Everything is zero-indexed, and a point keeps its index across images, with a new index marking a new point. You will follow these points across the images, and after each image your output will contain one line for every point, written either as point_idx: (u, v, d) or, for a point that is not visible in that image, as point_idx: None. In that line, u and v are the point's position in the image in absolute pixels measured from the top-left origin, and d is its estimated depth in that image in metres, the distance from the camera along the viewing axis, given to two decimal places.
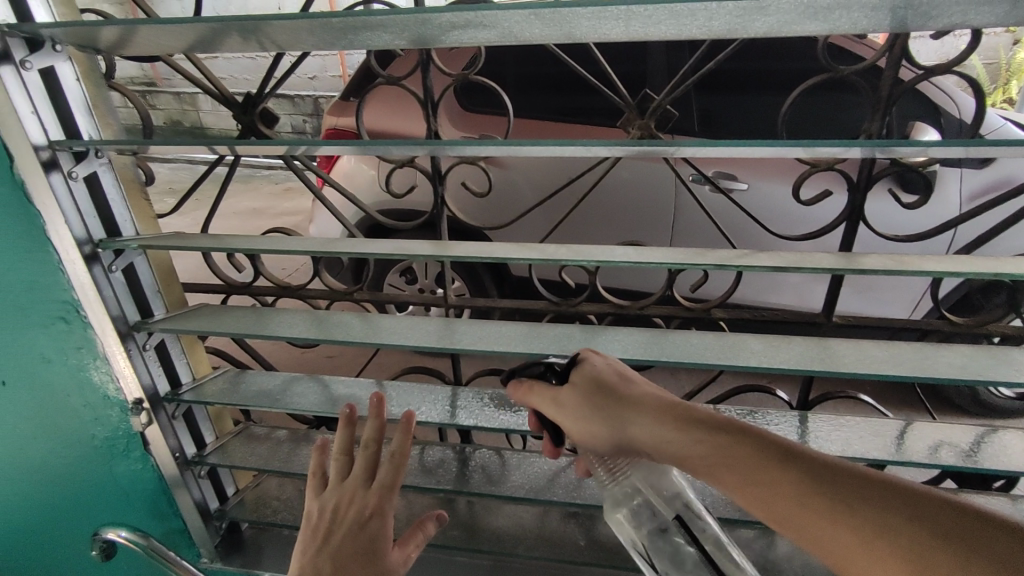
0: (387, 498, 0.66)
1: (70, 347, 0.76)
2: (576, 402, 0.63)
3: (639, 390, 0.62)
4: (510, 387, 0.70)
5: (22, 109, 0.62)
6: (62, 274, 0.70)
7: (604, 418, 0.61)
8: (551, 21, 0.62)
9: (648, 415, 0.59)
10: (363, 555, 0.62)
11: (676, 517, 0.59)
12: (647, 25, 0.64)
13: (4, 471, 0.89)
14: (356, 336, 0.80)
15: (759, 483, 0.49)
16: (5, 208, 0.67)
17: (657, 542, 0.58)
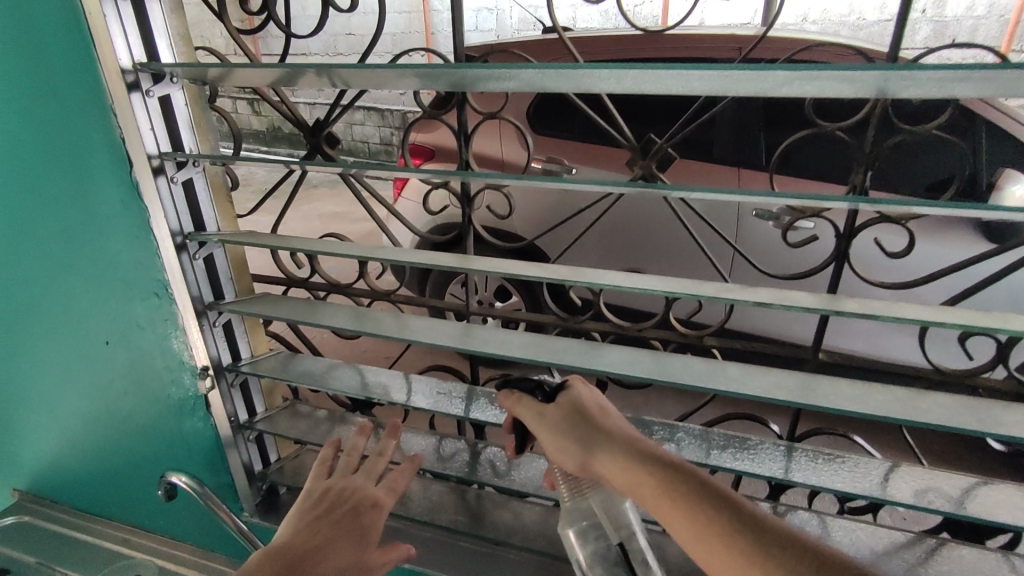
0: (387, 497, 0.90)
1: (161, 319, 0.93)
2: (560, 425, 0.80)
3: (610, 423, 0.80)
4: (502, 394, 0.86)
5: (143, 126, 0.80)
6: (159, 260, 0.88)
7: (576, 439, 0.79)
8: (566, 78, 0.72)
9: (613, 442, 0.76)
10: (356, 533, 0.83)
11: (620, 544, 0.79)
12: (641, 84, 0.70)
13: (101, 415, 1.09)
14: (389, 331, 0.93)
15: (696, 515, 0.66)
16: (124, 202, 0.85)
17: (599, 559, 0.79)
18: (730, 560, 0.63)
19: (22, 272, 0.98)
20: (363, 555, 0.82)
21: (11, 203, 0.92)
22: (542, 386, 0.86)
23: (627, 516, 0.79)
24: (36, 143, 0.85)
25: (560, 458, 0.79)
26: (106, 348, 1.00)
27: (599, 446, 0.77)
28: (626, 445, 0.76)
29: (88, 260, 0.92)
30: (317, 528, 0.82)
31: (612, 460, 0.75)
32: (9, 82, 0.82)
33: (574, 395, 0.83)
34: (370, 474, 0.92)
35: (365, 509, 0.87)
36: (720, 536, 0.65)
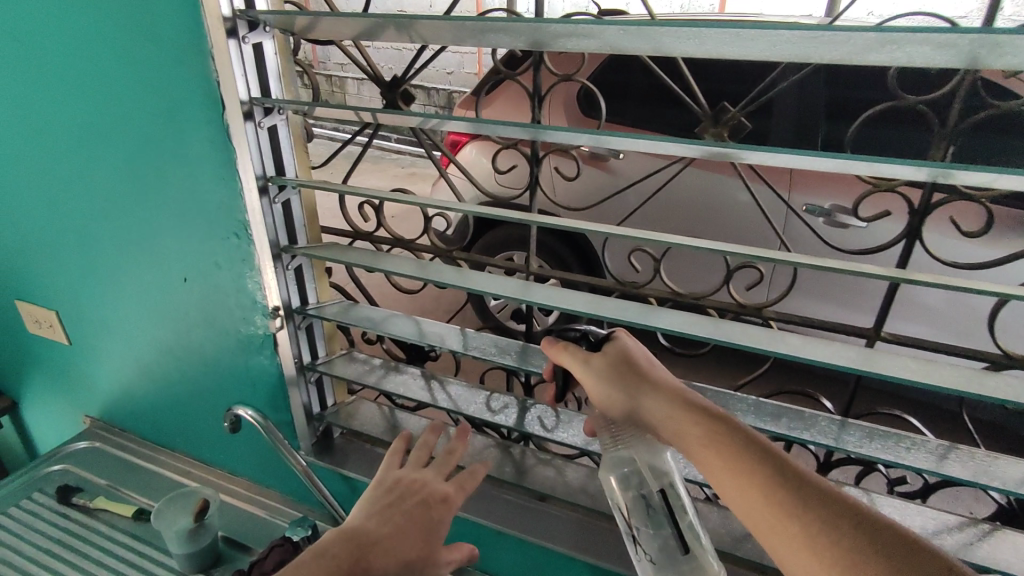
0: (455, 494, 0.93)
1: (239, 259, 0.99)
2: (609, 374, 0.87)
3: (659, 376, 0.85)
4: (546, 341, 0.94)
5: (238, 72, 0.84)
6: (243, 200, 0.93)
7: (626, 387, 0.85)
8: (645, 36, 0.75)
9: (660, 392, 0.83)
10: (424, 525, 0.88)
11: (661, 492, 0.86)
12: (722, 46, 0.72)
13: (174, 347, 1.16)
14: (451, 280, 0.98)
15: (735, 467, 0.70)
16: (214, 144, 0.90)
17: (640, 505, 0.88)
18: (763, 504, 0.66)
19: (113, 208, 1.05)
20: (430, 549, 0.87)
21: (108, 142, 0.98)
22: (587, 336, 0.93)
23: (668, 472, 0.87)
24: (134, 84, 0.91)
25: (609, 404, 0.86)
26: (184, 284, 1.06)
27: (648, 393, 0.83)
28: (675, 395, 0.81)
29: (175, 199, 0.98)
30: (389, 514, 0.87)
31: (661, 406, 0.80)
32: (114, 25, 0.87)
33: (622, 348, 0.90)
34: (442, 467, 0.96)
35: (436, 499, 0.91)
36: (756, 482, 0.68)
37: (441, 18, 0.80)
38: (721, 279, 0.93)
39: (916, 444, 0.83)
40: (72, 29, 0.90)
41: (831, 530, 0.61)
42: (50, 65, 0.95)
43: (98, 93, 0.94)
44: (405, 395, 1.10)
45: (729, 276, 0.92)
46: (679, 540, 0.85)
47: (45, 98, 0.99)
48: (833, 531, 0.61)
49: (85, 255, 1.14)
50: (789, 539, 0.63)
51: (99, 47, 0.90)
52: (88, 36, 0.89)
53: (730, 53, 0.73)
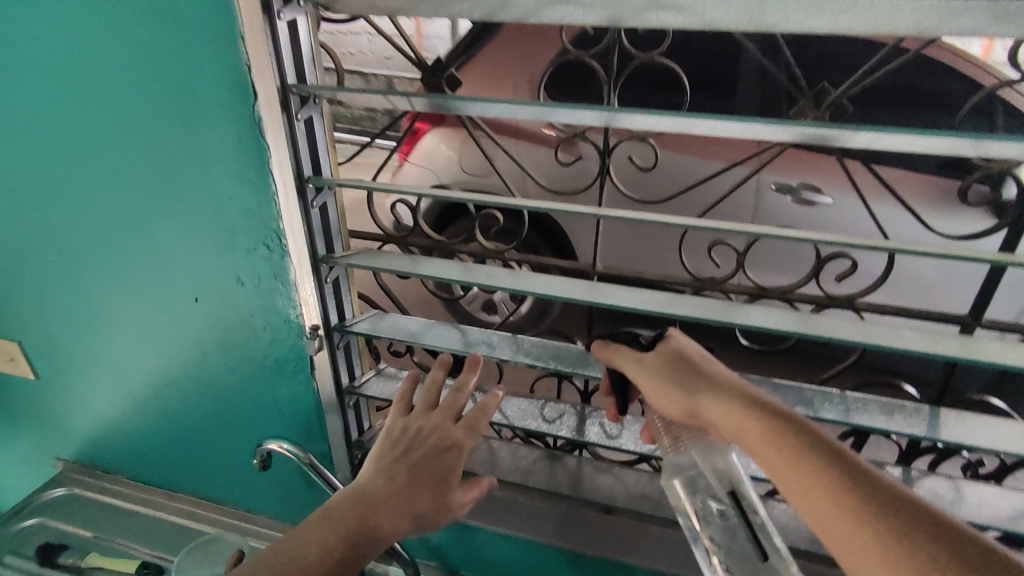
0: (467, 438, 0.87)
1: (268, 274, 0.86)
2: (662, 372, 0.83)
3: (719, 374, 0.81)
4: (596, 346, 0.93)
5: (276, 53, 0.70)
6: (274, 206, 0.80)
7: (682, 388, 0.81)
8: (741, 9, 0.69)
9: (720, 390, 0.78)
10: (434, 475, 0.84)
11: (731, 493, 0.79)
12: (831, 18, 0.67)
13: (180, 375, 1.02)
14: (501, 282, 0.94)
15: (801, 466, 0.68)
16: (240, 142, 0.76)
17: (710, 507, 0.80)
18: (828, 506, 0.64)
19: (105, 222, 0.89)
20: (443, 494, 0.84)
21: (98, 146, 0.83)
22: (637, 336, 0.91)
23: (733, 469, 0.80)
24: (132, 76, 0.75)
25: (665, 407, 0.82)
26: (197, 305, 0.93)
27: (705, 392, 0.78)
28: (734, 392, 0.77)
29: (185, 209, 0.84)
30: (394, 472, 0.84)
31: (718, 404, 0.76)
32: (106, 3, 0.71)
33: (677, 348, 0.86)
34: (451, 413, 0.89)
35: (444, 450, 0.86)
36: (822, 482, 0.66)
37: None
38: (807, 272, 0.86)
39: (1012, 430, 0.82)
40: (48, 11, 0.74)
41: (901, 533, 0.59)
42: (18, 56, 0.78)
43: (83, 87, 0.78)
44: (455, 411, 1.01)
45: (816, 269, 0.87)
46: (755, 540, 0.77)
47: (12, 96, 0.83)
48: (902, 534, 0.59)
49: (67, 278, 0.98)
50: (852, 543, 0.61)
51: (87, 32, 0.74)
52: (71, 19, 0.73)
53: (830, 28, 0.69)
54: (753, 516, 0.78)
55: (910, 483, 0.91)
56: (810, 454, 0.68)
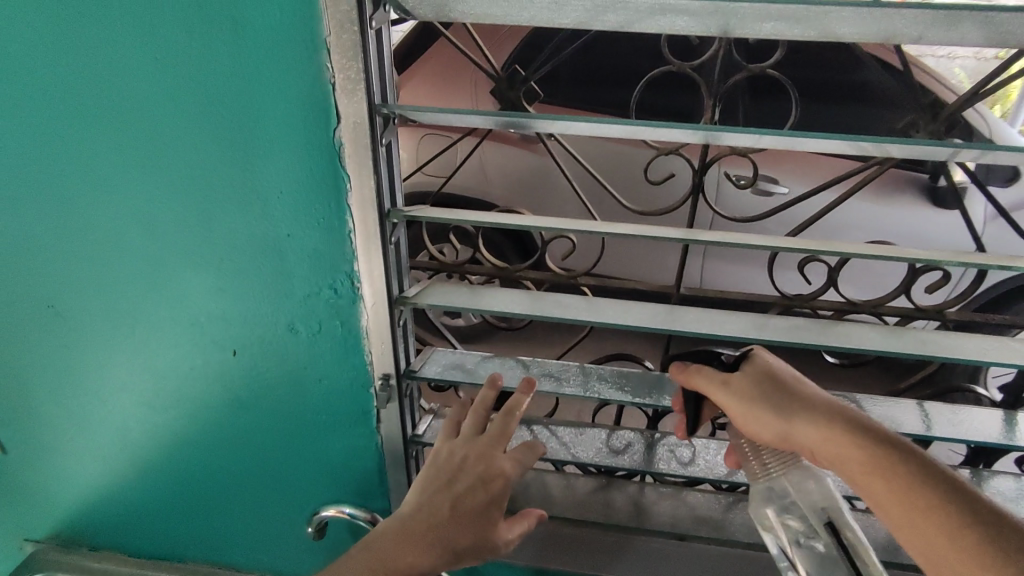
0: (514, 470, 0.75)
1: (334, 321, 0.74)
2: (748, 393, 0.67)
3: (812, 391, 0.66)
4: (673, 367, 0.74)
5: (369, 66, 0.58)
6: (349, 244, 0.68)
7: (771, 409, 0.66)
8: (866, 21, 0.64)
9: (818, 412, 0.64)
10: (478, 511, 0.74)
11: (826, 519, 0.66)
12: (955, 31, 0.64)
13: (204, 435, 0.88)
14: (575, 315, 0.83)
15: (909, 501, 0.58)
16: (309, 173, 0.64)
17: (803, 535, 0.67)
18: (947, 552, 0.55)
19: (120, 270, 0.74)
20: (490, 524, 0.75)
21: (118, 183, 0.68)
22: (718, 353, 0.72)
23: (825, 489, 0.67)
24: (174, 100, 0.62)
25: (750, 429, 0.68)
26: (236, 359, 0.79)
27: (799, 415, 0.64)
28: (833, 414, 0.64)
29: (232, 252, 0.71)
30: (436, 504, 0.74)
31: (816, 431, 0.63)
32: (144, 11, 0.58)
33: (764, 363, 0.70)
34: (500, 437, 0.75)
35: (490, 479, 0.74)
36: (938, 523, 0.56)
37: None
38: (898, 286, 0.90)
39: None
40: (65, 22, 0.60)
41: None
42: (14, 76, 0.63)
43: (105, 113, 0.64)
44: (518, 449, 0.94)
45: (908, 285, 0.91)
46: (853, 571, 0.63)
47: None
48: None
49: (63, 335, 0.82)
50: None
51: (116, 48, 0.60)
52: (96, 32, 0.60)
53: (944, 40, 0.66)
54: (850, 541, 0.64)
55: (981, 486, 0.92)
56: (925, 492, 0.57)
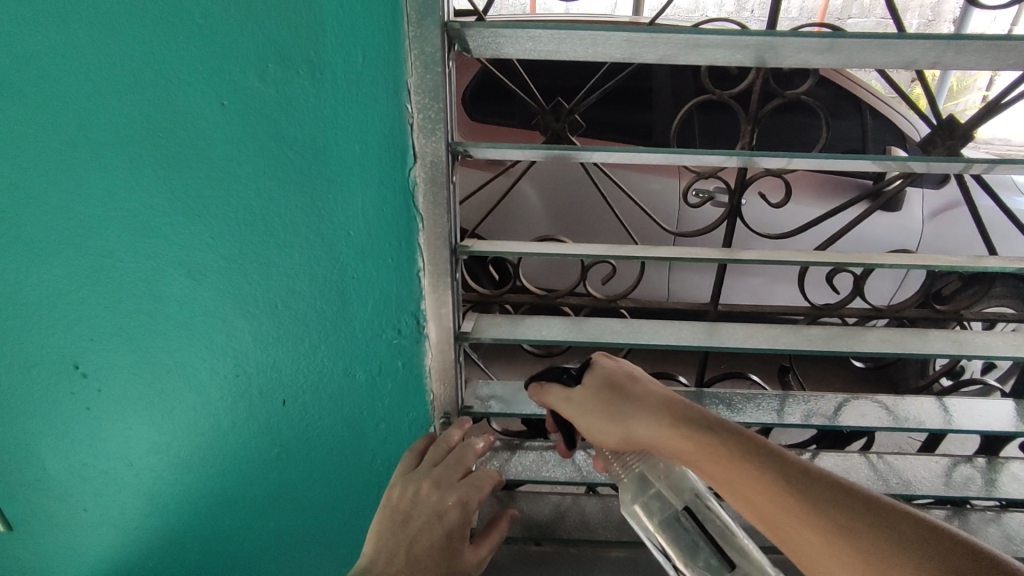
0: (472, 497, 0.69)
1: (395, 361, 0.72)
2: (588, 401, 0.67)
3: (645, 388, 0.65)
4: (532, 388, 0.74)
5: (447, 105, 0.58)
6: (415, 283, 0.67)
7: (610, 415, 0.64)
8: (892, 50, 0.68)
9: (650, 411, 0.62)
10: (441, 545, 0.67)
11: (688, 509, 0.65)
12: (971, 59, 0.69)
13: (239, 494, 0.82)
14: (622, 336, 0.83)
15: (748, 487, 0.54)
16: (375, 211, 0.62)
17: (671, 534, 0.65)
18: (783, 523, 0.52)
19: (160, 322, 0.69)
20: (453, 557, 0.68)
21: (166, 230, 0.64)
22: (568, 369, 0.70)
23: (689, 479, 0.66)
24: (236, 144, 0.60)
25: (601, 440, 0.66)
26: (285, 408, 0.75)
27: (633, 418, 0.63)
28: (665, 408, 0.62)
29: (287, 297, 0.68)
30: (394, 547, 0.66)
31: (651, 430, 0.61)
32: (214, 57, 0.56)
33: (603, 369, 0.69)
34: (453, 467, 0.70)
35: (444, 510, 0.67)
36: (762, 489, 0.53)
37: (679, 32, 0.64)
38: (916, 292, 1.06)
39: None
40: (118, 63, 0.56)
41: (851, 534, 0.48)
42: (61, 124, 0.59)
43: (158, 161, 0.61)
44: (564, 475, 0.92)
45: (927, 290, 1.07)
46: (722, 559, 0.63)
47: (36, 175, 0.62)
48: (849, 532, 0.49)
49: (85, 400, 0.75)
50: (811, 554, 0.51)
51: (177, 91, 0.57)
52: (154, 75, 0.57)
53: (962, 66, 0.70)
54: (716, 530, 0.64)
55: (997, 471, 0.98)
56: (749, 465, 0.55)
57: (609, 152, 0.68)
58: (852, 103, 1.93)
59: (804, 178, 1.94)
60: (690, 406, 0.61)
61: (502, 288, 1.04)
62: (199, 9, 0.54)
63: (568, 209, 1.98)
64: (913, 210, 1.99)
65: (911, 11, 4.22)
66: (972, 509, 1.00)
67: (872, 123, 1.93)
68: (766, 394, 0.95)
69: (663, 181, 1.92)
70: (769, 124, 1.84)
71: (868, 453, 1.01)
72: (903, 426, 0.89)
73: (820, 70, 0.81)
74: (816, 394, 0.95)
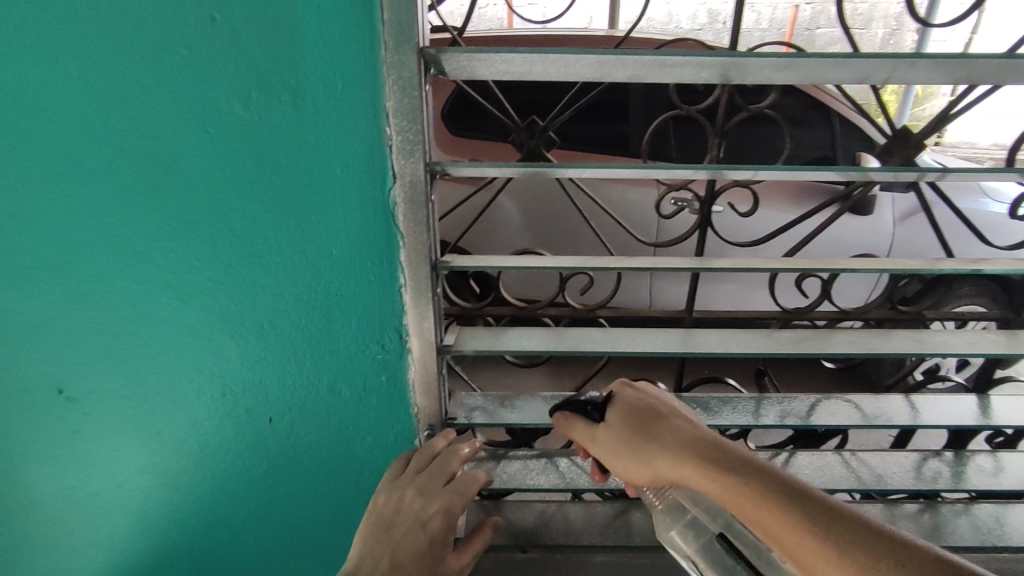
0: (454, 503, 0.70)
1: (379, 375, 0.73)
2: (613, 439, 0.69)
3: (668, 425, 0.65)
4: (556, 420, 0.76)
5: (424, 128, 0.60)
6: (398, 300, 0.69)
7: (634, 455, 0.66)
8: (847, 67, 0.71)
9: (672, 447, 0.63)
10: (425, 553, 0.68)
11: (721, 535, 0.66)
12: (920, 74, 0.73)
13: (229, 512, 0.82)
14: (601, 344, 0.85)
15: (769, 521, 0.53)
16: (358, 231, 0.64)
17: (709, 557, 0.67)
18: (806, 559, 0.50)
19: (146, 345, 0.70)
20: (436, 563, 0.69)
21: (152, 254, 0.65)
22: (589, 401, 0.73)
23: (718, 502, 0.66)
24: (221, 169, 0.61)
25: (629, 477, 0.68)
26: (271, 426, 0.76)
27: (655, 456, 0.64)
28: (684, 441, 0.63)
29: (273, 316, 0.69)
30: (378, 554, 0.67)
31: (672, 467, 0.62)
32: (198, 85, 0.58)
33: (627, 407, 0.71)
34: (436, 474, 0.71)
35: (428, 517, 0.69)
36: (780, 523, 0.52)
37: (646, 53, 0.66)
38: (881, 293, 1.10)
39: None
40: (103, 95, 0.58)
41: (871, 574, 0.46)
42: (46, 152, 0.61)
43: (142, 186, 0.62)
44: (547, 482, 0.94)
45: (892, 291, 1.11)
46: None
47: (22, 202, 0.63)
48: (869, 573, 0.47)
49: (71, 423, 0.75)
50: None
51: (161, 118, 0.59)
52: (140, 103, 0.58)
53: (913, 80, 0.74)
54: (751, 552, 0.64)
55: (963, 464, 1.02)
56: (761, 493, 0.54)
57: (581, 168, 0.70)
58: (820, 112, 1.99)
59: (776, 185, 2.00)
60: (714, 441, 0.61)
61: (484, 301, 1.06)
62: (184, 41, 0.56)
63: (548, 220, 2.01)
64: (882, 214, 2.05)
65: (876, 22, 4.37)
66: (943, 503, 1.03)
67: (841, 131, 1.99)
68: (742, 396, 0.98)
69: (639, 192, 1.95)
70: (741, 134, 1.90)
71: (842, 451, 1.05)
72: (872, 423, 0.93)
73: (782, 86, 0.85)
74: (790, 395, 0.98)
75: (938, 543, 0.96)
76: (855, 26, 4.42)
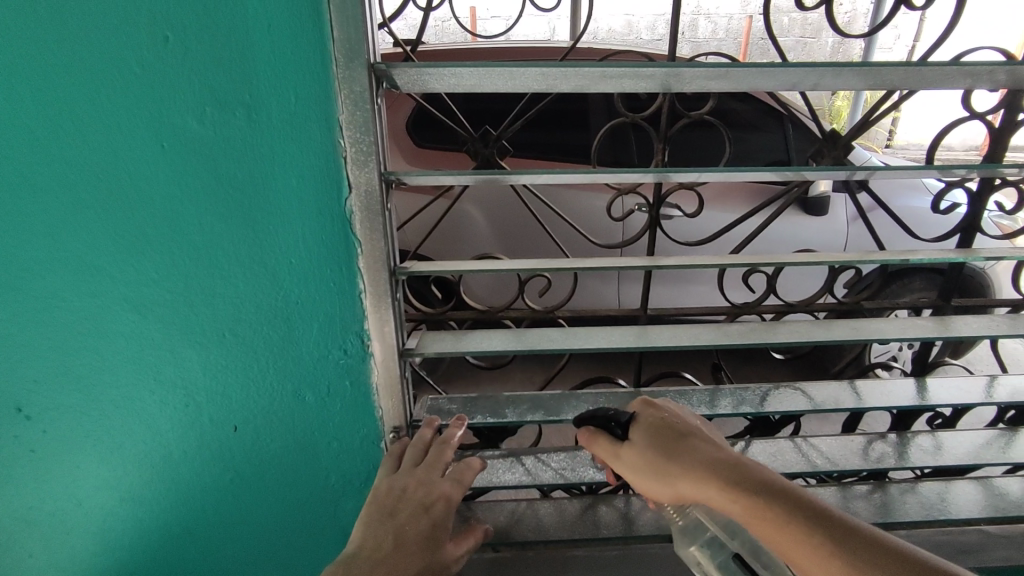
0: (454, 491, 0.72)
1: (343, 380, 0.75)
2: (637, 459, 0.67)
3: (691, 446, 0.64)
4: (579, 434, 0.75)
5: (376, 139, 0.63)
6: (358, 305, 0.71)
7: (658, 475, 0.64)
8: (777, 76, 0.76)
9: (696, 469, 0.61)
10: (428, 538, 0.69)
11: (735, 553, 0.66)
12: (844, 82, 0.78)
13: (195, 522, 0.83)
14: (559, 344, 0.88)
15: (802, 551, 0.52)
16: (316, 239, 0.66)
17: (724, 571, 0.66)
18: None
19: (106, 358, 0.71)
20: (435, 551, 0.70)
21: (109, 268, 0.66)
22: (614, 418, 0.71)
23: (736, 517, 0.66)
24: (178, 183, 0.63)
25: (652, 496, 0.66)
26: (236, 435, 0.77)
27: (678, 478, 0.62)
28: (702, 460, 0.62)
29: (235, 325, 0.70)
30: (379, 538, 0.67)
31: (697, 490, 0.60)
32: (152, 102, 0.59)
33: (651, 425, 0.69)
34: (434, 463, 0.74)
35: (430, 502, 0.70)
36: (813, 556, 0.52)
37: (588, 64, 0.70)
38: (824, 286, 1.16)
39: (970, 386, 1.04)
40: (55, 115, 0.59)
41: None
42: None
43: (99, 200, 0.63)
44: (514, 479, 0.96)
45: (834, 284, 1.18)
46: None
47: None
48: None
49: (30, 440, 0.75)
50: None
51: (115, 134, 0.60)
52: (94, 120, 0.60)
53: (839, 87, 0.79)
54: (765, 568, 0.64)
55: (907, 444, 1.08)
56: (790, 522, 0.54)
57: (532, 175, 0.73)
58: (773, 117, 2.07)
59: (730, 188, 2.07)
60: (737, 463, 0.60)
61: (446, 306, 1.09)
62: (137, 59, 0.58)
63: (512, 226, 2.05)
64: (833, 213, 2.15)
65: (826, 31, 4.54)
66: (891, 482, 1.09)
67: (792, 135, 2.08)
68: (697, 389, 1.02)
69: (599, 198, 2.01)
70: (694, 139, 1.96)
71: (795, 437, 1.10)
72: (819, 408, 0.98)
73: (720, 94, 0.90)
74: (743, 385, 1.03)
75: (887, 520, 1.01)
76: (807, 35, 4.58)
